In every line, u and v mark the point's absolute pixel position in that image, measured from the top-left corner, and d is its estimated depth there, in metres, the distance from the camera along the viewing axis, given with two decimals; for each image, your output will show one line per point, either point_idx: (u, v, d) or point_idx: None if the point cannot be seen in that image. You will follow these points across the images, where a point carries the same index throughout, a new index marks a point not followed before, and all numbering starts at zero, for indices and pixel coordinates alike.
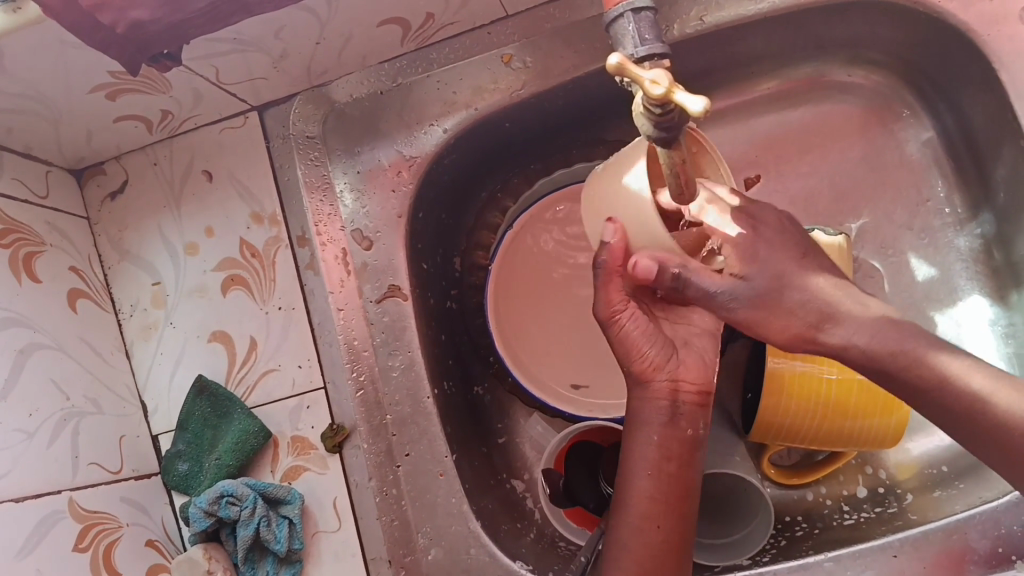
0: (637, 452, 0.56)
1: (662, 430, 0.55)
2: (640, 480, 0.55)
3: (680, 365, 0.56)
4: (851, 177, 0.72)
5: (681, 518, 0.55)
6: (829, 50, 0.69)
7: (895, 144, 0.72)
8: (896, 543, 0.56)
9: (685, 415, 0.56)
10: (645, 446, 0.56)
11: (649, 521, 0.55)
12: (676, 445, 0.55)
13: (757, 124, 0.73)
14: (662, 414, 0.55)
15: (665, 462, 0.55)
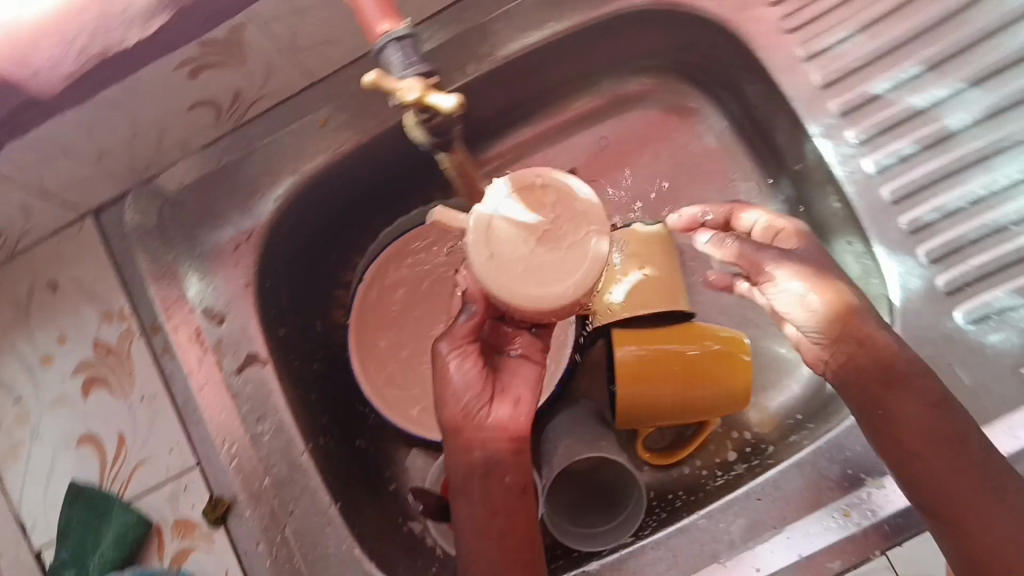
0: (463, 511, 0.56)
1: (480, 469, 0.56)
2: (476, 542, 0.56)
3: (493, 415, 0.56)
4: (665, 175, 0.78)
5: (523, 570, 0.55)
6: (619, 66, 0.76)
7: (696, 138, 0.78)
8: (759, 488, 0.61)
9: (501, 466, 0.56)
10: (468, 506, 0.56)
11: None
12: (499, 496, 0.56)
13: (573, 144, 0.79)
14: (474, 466, 0.56)
15: (492, 501, 0.56)
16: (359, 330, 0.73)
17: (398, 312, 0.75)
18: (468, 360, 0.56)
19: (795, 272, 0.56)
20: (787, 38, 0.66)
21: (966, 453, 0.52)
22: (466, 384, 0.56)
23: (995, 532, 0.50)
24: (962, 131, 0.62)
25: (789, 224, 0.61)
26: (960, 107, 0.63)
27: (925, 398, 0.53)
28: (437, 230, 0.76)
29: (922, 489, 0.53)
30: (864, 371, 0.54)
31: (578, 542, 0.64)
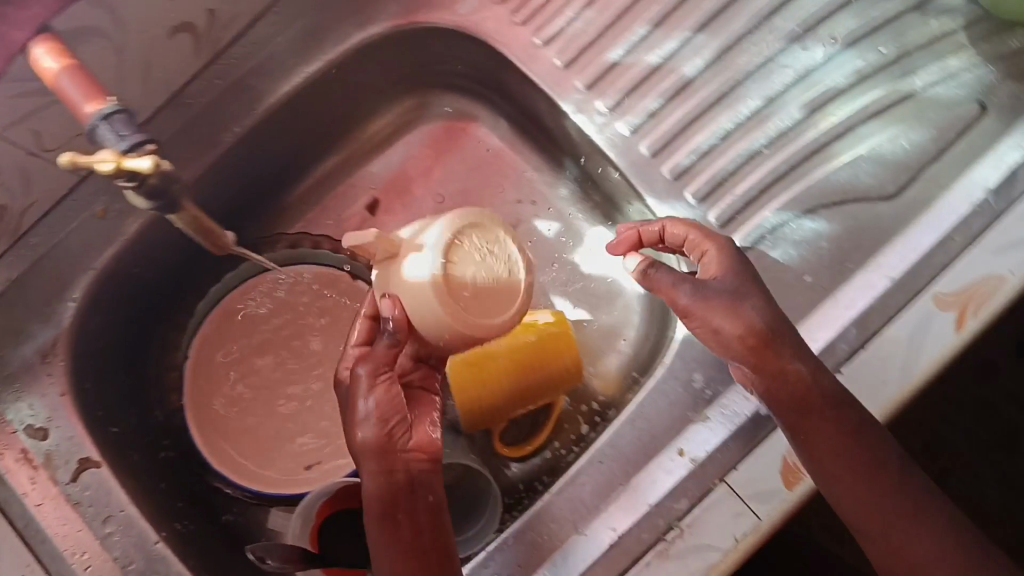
0: (382, 538, 0.51)
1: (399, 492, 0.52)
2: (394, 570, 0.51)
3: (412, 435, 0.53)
4: (462, 182, 0.80)
5: None
6: (388, 93, 0.78)
7: (481, 142, 0.81)
8: (599, 452, 0.63)
9: (422, 483, 0.53)
10: (389, 531, 0.51)
11: None
12: (421, 515, 0.52)
13: (368, 176, 0.81)
14: (393, 488, 0.52)
15: (398, 523, 0.51)
16: (198, 409, 0.71)
17: (234, 383, 0.72)
18: (385, 390, 0.51)
19: (714, 306, 0.56)
20: (521, 30, 0.69)
21: (879, 477, 0.56)
22: (381, 416, 0.51)
23: (912, 547, 0.55)
24: (698, 77, 0.67)
25: (714, 247, 0.59)
26: (691, 55, 0.68)
27: (842, 424, 0.54)
28: (253, 288, 0.75)
29: (841, 502, 0.56)
30: (782, 400, 0.55)
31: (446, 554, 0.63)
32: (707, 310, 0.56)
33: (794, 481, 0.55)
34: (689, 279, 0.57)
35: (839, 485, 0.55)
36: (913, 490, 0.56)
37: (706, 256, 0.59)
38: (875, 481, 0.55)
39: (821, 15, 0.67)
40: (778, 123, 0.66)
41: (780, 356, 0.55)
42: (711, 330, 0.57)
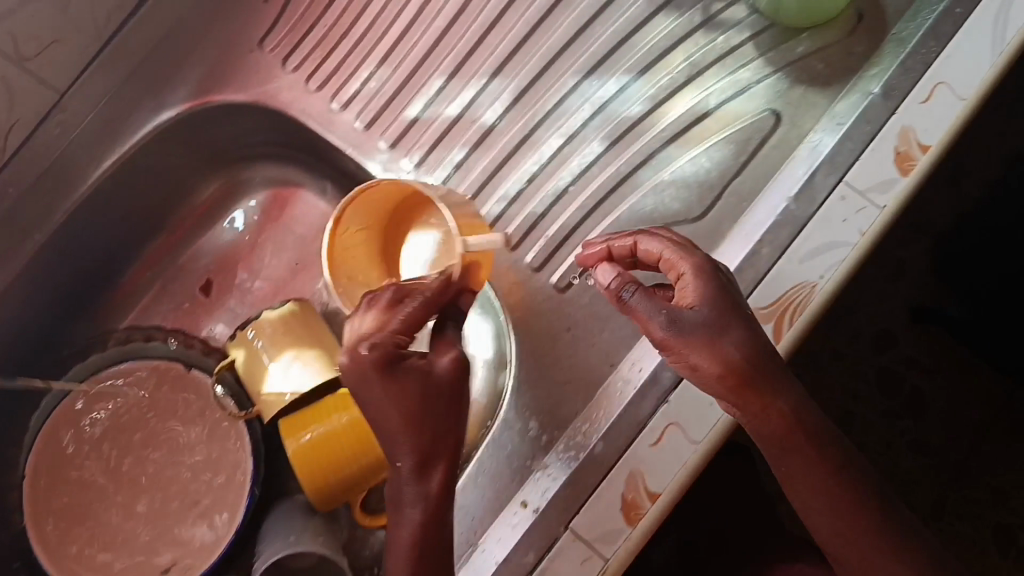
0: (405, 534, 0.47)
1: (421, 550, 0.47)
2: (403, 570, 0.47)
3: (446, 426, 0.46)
4: (295, 249, 0.79)
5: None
6: (205, 171, 0.77)
7: (311, 207, 0.79)
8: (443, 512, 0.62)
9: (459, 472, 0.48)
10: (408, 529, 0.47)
11: None
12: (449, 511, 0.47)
13: (200, 256, 0.79)
14: (444, 470, 0.47)
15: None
16: (45, 547, 0.66)
17: (87, 510, 0.68)
18: (407, 388, 0.46)
19: (685, 346, 0.45)
20: (316, 96, 0.68)
21: (865, 512, 0.48)
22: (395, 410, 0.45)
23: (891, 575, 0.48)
24: (498, 124, 0.67)
25: (690, 281, 0.47)
26: (488, 102, 0.67)
27: (827, 458, 0.48)
28: (86, 399, 0.70)
29: (817, 527, 0.50)
30: (763, 435, 0.48)
31: None
32: (680, 344, 0.45)
33: (636, 518, 0.52)
34: (664, 306, 0.46)
35: (817, 518, 0.49)
36: (900, 529, 0.49)
37: (688, 283, 0.47)
38: (856, 517, 0.48)
39: (612, 45, 0.67)
40: (581, 159, 0.67)
41: (762, 390, 0.46)
42: (687, 365, 0.46)
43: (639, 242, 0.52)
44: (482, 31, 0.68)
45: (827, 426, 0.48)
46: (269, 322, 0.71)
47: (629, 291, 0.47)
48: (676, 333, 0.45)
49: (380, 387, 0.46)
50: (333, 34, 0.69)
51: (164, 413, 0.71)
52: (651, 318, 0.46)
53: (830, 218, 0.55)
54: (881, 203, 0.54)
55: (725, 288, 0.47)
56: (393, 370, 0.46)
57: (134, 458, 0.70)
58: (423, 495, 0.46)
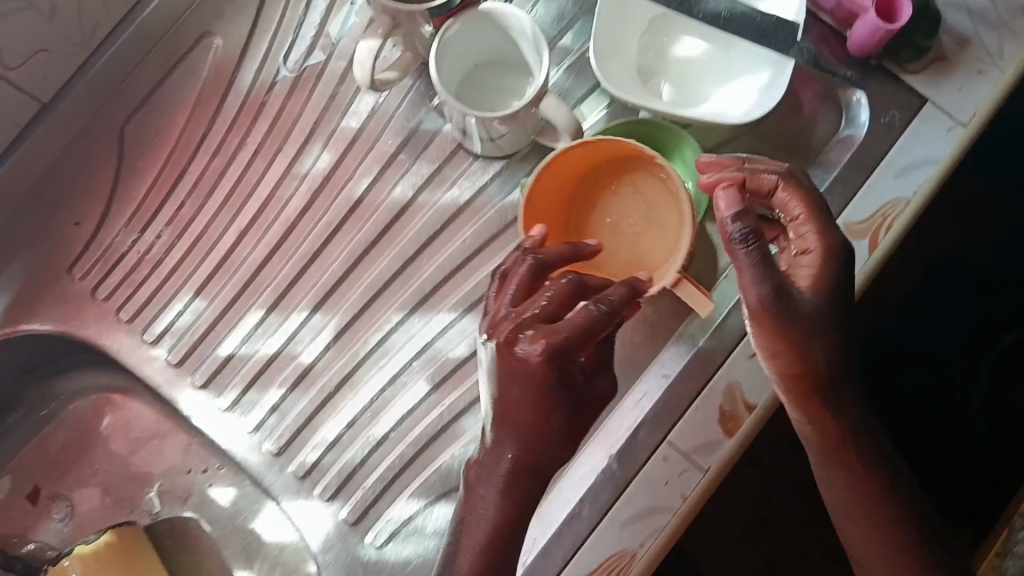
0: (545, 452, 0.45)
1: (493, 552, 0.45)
2: (513, 502, 0.45)
3: (601, 315, 0.44)
4: (122, 461, 0.75)
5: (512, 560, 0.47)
6: (30, 377, 0.74)
7: (141, 414, 0.76)
8: None
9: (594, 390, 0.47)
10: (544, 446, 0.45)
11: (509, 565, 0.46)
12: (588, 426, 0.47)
13: (24, 463, 0.75)
14: (541, 415, 0.45)
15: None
16: None
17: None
18: (579, 317, 0.44)
19: (766, 335, 0.44)
20: (125, 328, 0.67)
21: (880, 503, 0.49)
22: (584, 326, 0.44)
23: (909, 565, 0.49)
24: (315, 364, 0.64)
25: (814, 232, 0.45)
26: (307, 340, 0.64)
27: (873, 472, 0.48)
28: None
29: (848, 535, 0.51)
30: (814, 440, 0.49)
31: None
32: (781, 325, 0.44)
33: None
34: (772, 273, 0.44)
35: (854, 528, 0.50)
36: (911, 519, 0.49)
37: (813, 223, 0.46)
38: (889, 519, 0.49)
39: (437, 279, 0.64)
40: (404, 403, 0.63)
41: (843, 388, 0.47)
42: (770, 330, 0.44)
43: (778, 183, 0.47)
44: (302, 262, 0.65)
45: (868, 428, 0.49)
46: (84, 553, 0.68)
47: (745, 237, 0.43)
48: (786, 317, 0.44)
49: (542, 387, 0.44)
50: (144, 263, 0.67)
51: None
52: (757, 294, 0.44)
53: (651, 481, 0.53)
54: (676, 501, 0.52)
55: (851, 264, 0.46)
56: (549, 379, 0.44)
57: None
58: (500, 503, 0.45)
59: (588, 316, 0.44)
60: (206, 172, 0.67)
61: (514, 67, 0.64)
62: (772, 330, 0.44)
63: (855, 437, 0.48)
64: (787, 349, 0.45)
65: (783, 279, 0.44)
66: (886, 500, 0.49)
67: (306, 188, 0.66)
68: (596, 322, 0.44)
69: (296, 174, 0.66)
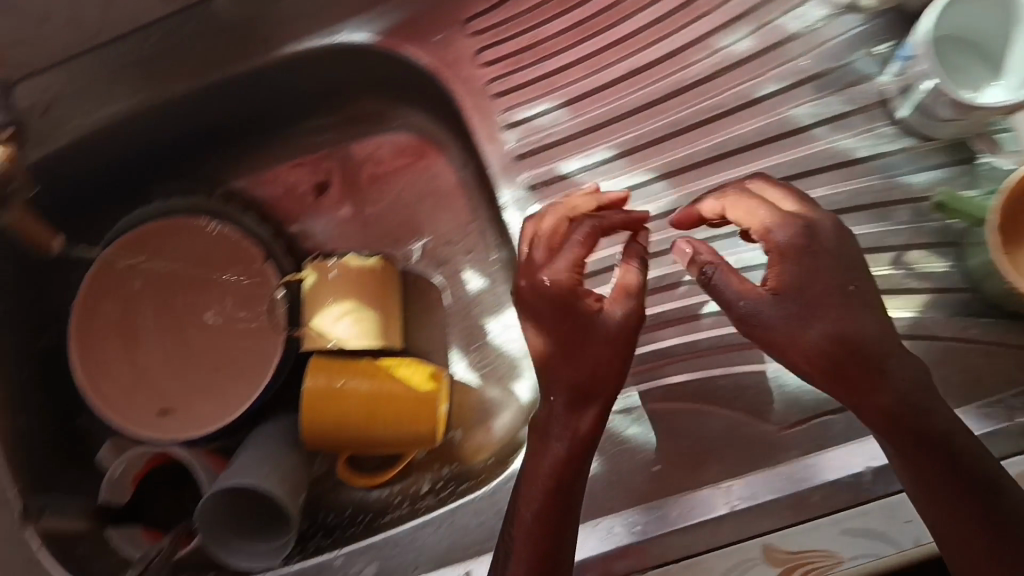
0: (557, 418, 0.52)
1: (555, 495, 0.51)
2: (548, 464, 0.52)
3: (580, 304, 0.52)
4: (410, 204, 0.80)
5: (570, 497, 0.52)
6: (371, 91, 0.78)
7: (444, 173, 0.79)
8: (394, 538, 0.64)
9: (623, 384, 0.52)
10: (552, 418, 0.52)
11: (556, 506, 0.51)
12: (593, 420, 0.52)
13: (330, 160, 0.81)
14: (592, 381, 0.51)
15: (556, 535, 0.51)
16: (83, 334, 0.74)
17: (134, 317, 0.76)
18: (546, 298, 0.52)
19: (767, 307, 0.49)
20: (494, 102, 0.67)
21: (966, 502, 0.47)
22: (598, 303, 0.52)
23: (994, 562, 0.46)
24: None
25: (785, 224, 0.50)
26: (640, 199, 0.64)
27: (931, 467, 0.48)
28: (190, 224, 0.76)
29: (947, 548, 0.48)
30: (883, 429, 0.48)
31: (230, 555, 0.67)
32: (765, 333, 0.49)
33: None
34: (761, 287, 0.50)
35: (921, 507, 0.49)
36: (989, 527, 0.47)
37: (775, 225, 0.51)
38: (955, 512, 0.47)
39: None
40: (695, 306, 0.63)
41: (863, 372, 0.47)
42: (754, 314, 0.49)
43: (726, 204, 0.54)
44: (672, 127, 0.64)
45: (942, 424, 0.48)
46: (350, 264, 0.73)
47: (709, 273, 0.52)
48: (764, 315, 0.49)
49: (557, 317, 0.52)
50: (530, 54, 0.68)
51: (229, 287, 0.77)
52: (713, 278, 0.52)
53: (897, 512, 0.55)
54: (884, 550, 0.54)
55: (817, 263, 0.49)
56: (564, 312, 0.52)
57: (193, 305, 0.77)
58: (564, 445, 0.51)
59: (570, 257, 0.52)
60: (627, 1, 0.66)
61: (986, 61, 0.60)
62: (765, 308, 0.49)
63: (918, 427, 0.48)
64: (791, 354, 0.49)
65: (757, 292, 0.50)
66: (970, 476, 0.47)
67: (714, 63, 0.64)
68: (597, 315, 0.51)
69: (711, 46, 0.65)
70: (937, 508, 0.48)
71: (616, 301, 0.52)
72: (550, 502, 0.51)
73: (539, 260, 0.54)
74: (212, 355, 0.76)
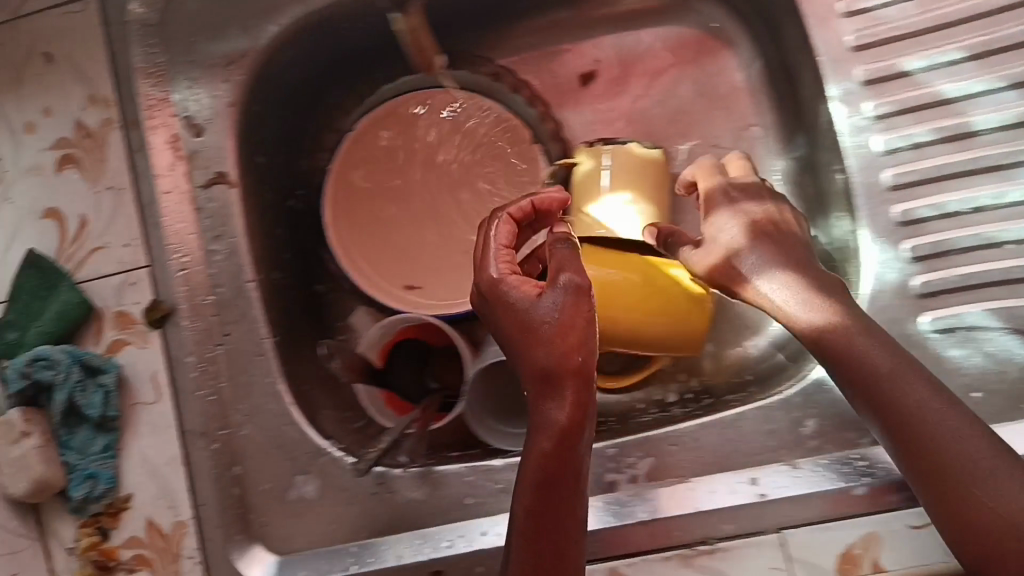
0: (541, 417, 0.49)
1: (557, 489, 0.49)
2: (525, 490, 0.49)
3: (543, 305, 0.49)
4: (684, 101, 0.74)
5: (569, 521, 0.49)
6: None
7: (726, 71, 0.73)
8: (675, 435, 0.63)
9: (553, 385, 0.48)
10: (541, 415, 0.49)
11: (560, 533, 0.49)
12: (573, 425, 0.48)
13: (599, 46, 0.76)
14: (564, 383, 0.48)
15: (558, 529, 0.49)
16: (338, 195, 0.73)
17: (391, 182, 0.75)
18: (574, 305, 0.49)
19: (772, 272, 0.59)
20: None
21: (948, 475, 0.49)
22: (571, 315, 0.48)
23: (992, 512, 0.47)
24: (982, 135, 0.58)
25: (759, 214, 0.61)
26: (985, 106, 0.58)
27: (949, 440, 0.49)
28: (456, 97, 0.74)
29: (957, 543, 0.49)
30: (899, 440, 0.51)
31: (493, 437, 0.69)
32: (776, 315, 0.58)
33: None
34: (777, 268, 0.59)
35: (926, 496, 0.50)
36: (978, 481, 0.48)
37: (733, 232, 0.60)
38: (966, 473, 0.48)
39: None
40: None
41: (881, 395, 0.52)
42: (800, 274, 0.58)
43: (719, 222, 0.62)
44: None
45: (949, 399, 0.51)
46: (626, 153, 0.69)
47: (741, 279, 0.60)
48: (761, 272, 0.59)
49: (506, 321, 0.50)
50: None
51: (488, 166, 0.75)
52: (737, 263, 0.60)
53: None
54: None
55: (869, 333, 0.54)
56: (579, 322, 0.48)
57: (449, 171, 0.76)
58: (535, 444, 0.49)
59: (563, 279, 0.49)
60: None
61: None
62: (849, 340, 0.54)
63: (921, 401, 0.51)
64: (843, 374, 0.54)
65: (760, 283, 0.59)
66: (954, 486, 0.48)
67: None
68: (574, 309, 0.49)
69: None
70: (951, 475, 0.49)
71: (560, 285, 0.49)
72: (540, 494, 0.49)
73: (500, 277, 0.53)
74: (464, 223, 0.75)
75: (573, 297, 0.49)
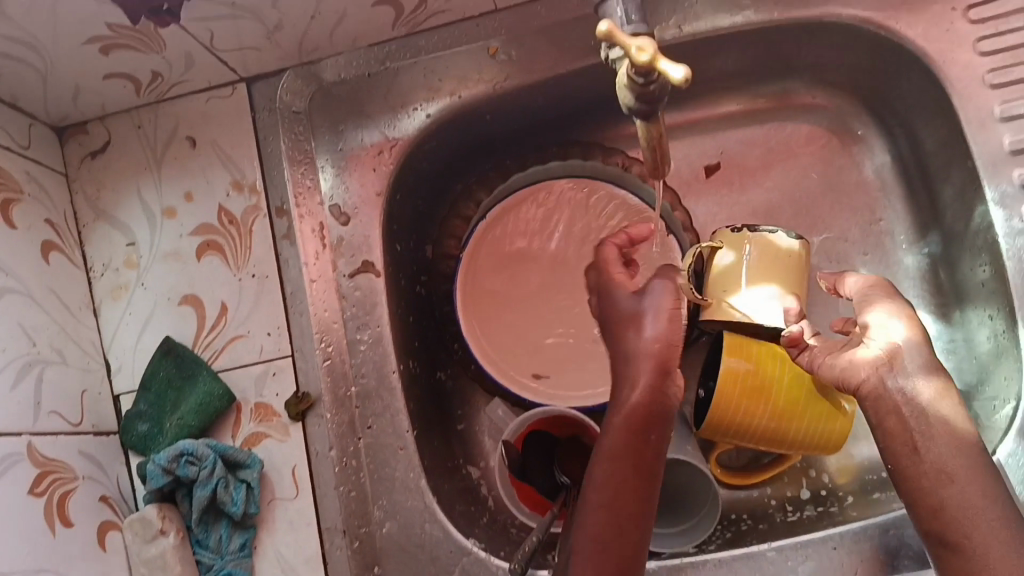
0: (622, 398, 0.57)
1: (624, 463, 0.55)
2: (604, 455, 0.56)
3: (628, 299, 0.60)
4: (811, 195, 0.75)
5: (642, 487, 0.55)
6: (798, 72, 0.73)
7: (854, 167, 0.75)
8: (837, 537, 0.62)
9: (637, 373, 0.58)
10: (627, 397, 0.57)
11: (628, 497, 0.55)
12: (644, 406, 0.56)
13: (726, 139, 0.76)
14: (641, 370, 0.57)
15: (624, 505, 0.55)
16: (466, 282, 0.72)
17: (520, 270, 0.74)
18: (666, 303, 0.59)
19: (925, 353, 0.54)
20: (990, 93, 0.62)
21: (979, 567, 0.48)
22: (656, 310, 0.58)
23: None
24: None
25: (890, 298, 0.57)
26: None
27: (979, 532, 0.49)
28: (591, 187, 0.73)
29: None
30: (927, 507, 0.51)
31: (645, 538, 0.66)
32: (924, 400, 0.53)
33: None
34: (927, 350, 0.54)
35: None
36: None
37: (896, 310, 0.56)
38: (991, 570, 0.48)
39: None
40: None
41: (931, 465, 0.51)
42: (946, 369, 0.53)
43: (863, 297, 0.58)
44: None
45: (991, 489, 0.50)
46: (760, 244, 0.68)
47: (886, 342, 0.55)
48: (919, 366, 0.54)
49: (607, 317, 0.61)
50: None
51: None
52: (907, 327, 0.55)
53: None
54: None
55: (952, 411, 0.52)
56: (664, 320, 0.58)
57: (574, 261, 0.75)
58: (615, 417, 0.57)
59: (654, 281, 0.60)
60: None
61: None
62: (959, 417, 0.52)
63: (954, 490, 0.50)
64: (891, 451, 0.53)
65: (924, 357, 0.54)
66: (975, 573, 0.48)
67: None
68: (660, 305, 0.59)
69: None
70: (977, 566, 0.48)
71: (651, 288, 0.60)
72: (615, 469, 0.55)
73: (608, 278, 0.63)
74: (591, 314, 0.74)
75: (654, 291, 0.59)
